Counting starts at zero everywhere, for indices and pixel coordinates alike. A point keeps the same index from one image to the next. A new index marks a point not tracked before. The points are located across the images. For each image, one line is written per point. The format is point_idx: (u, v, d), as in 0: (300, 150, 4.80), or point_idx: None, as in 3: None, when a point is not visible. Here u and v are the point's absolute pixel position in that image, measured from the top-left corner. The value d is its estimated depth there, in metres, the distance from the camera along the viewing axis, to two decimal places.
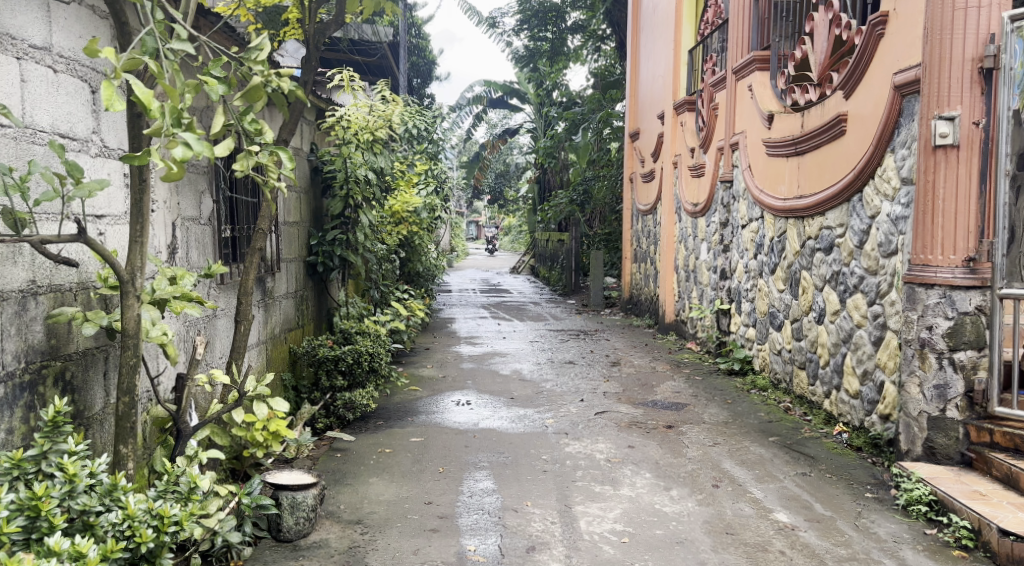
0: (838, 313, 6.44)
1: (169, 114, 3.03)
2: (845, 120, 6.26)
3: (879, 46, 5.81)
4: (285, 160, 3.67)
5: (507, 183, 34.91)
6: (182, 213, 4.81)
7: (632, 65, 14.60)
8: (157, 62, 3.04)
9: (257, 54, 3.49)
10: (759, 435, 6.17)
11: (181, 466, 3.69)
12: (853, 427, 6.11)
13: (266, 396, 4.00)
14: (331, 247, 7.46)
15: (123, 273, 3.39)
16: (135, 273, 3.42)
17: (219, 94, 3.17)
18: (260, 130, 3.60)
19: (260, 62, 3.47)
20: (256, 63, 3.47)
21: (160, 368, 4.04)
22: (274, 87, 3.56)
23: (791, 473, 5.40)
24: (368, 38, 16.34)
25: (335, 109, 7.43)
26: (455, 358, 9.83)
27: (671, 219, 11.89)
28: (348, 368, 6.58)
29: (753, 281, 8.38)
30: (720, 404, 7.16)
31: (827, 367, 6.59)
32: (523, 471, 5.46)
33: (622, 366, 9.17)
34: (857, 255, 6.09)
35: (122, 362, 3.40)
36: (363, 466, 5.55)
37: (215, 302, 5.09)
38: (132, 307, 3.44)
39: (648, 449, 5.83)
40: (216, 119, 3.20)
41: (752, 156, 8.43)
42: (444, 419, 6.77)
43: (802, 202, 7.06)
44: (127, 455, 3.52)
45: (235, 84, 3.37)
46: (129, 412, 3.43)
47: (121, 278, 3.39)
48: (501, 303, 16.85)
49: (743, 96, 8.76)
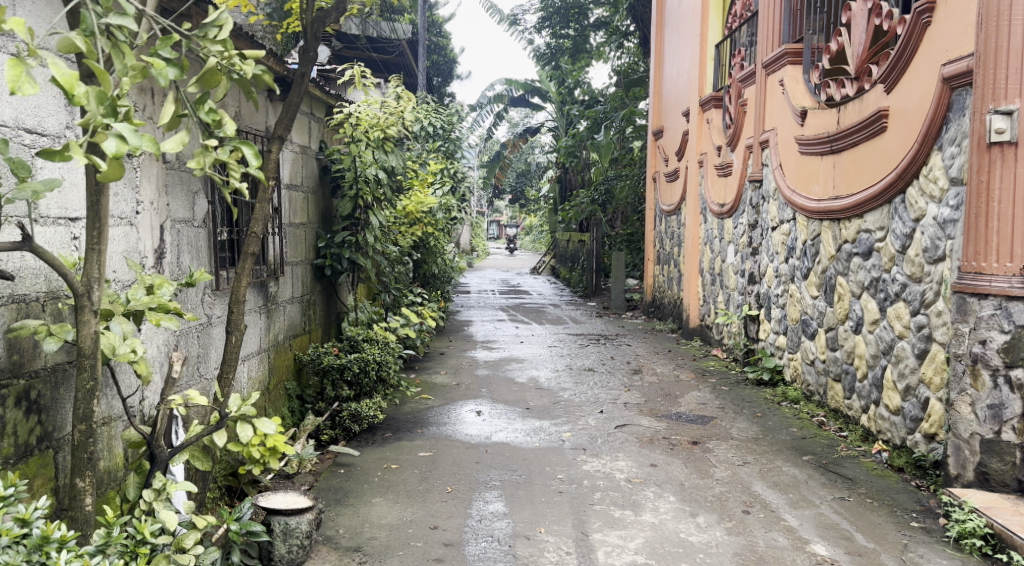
0: (877, 322, 6.03)
1: (98, 100, 2.67)
2: (886, 115, 5.86)
3: (925, 36, 5.39)
4: (249, 156, 3.20)
5: (528, 183, 34.57)
6: (172, 215, 4.42)
7: (656, 61, 14.18)
8: (88, 43, 2.72)
9: (213, 31, 3.14)
10: (793, 454, 5.78)
11: (147, 501, 3.25)
12: (894, 446, 5.70)
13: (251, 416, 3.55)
14: (340, 249, 7.10)
15: (78, 285, 2.97)
16: (93, 286, 3.00)
17: (168, 78, 2.92)
18: (220, 122, 3.23)
19: (218, 41, 3.12)
20: (213, 42, 3.12)
21: (131, 389, 3.75)
22: (237, 72, 3.30)
23: (828, 498, 5.00)
24: (386, 36, 16.06)
25: (345, 105, 7.07)
26: (471, 364, 9.48)
27: (696, 221, 11.46)
28: (355, 378, 6.20)
29: (784, 287, 7.96)
30: (749, 418, 6.76)
31: (865, 380, 6.18)
32: (537, 491, 5.07)
33: (645, 374, 8.79)
34: (899, 261, 5.68)
35: (77, 387, 2.99)
36: (367, 484, 5.20)
37: (210, 310, 4.79)
38: (89, 324, 3.01)
39: (672, 468, 5.44)
40: (165, 107, 2.94)
41: (784, 155, 8.02)
42: (455, 432, 6.40)
43: (838, 203, 6.66)
44: (85, 490, 3.09)
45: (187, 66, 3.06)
46: (85, 442, 3.01)
47: (76, 292, 2.98)
48: (520, 305, 16.49)
49: (774, 91, 8.34)
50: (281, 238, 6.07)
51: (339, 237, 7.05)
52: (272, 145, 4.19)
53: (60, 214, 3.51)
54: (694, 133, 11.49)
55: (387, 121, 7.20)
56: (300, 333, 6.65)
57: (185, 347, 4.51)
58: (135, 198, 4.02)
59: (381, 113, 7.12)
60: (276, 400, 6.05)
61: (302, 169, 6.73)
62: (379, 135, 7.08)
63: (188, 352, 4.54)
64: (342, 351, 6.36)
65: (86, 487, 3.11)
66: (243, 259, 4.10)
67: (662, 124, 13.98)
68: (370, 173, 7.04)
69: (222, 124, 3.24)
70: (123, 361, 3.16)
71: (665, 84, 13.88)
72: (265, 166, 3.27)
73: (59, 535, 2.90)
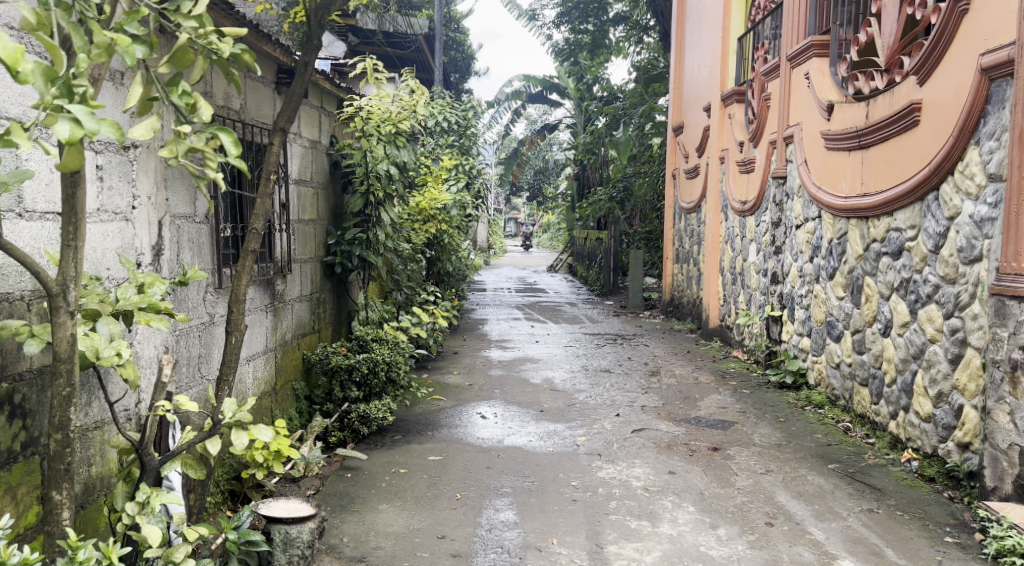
0: (907, 325, 5.78)
1: (53, 84, 2.54)
2: (920, 109, 5.61)
3: (962, 25, 5.15)
4: (227, 143, 2.95)
5: (546, 180, 34.36)
6: (171, 210, 4.21)
7: (677, 56, 13.93)
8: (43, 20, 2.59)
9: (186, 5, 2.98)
10: (818, 462, 5.54)
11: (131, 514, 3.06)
12: (924, 454, 5.46)
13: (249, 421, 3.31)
14: (350, 247, 6.91)
15: (52, 284, 2.79)
16: (68, 284, 2.81)
17: (133, 56, 2.73)
18: (193, 105, 2.97)
19: (191, 16, 2.93)
20: (187, 17, 2.93)
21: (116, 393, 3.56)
22: (213, 50, 3.03)
23: (856, 509, 4.76)
24: (402, 30, 15.90)
25: (356, 99, 6.86)
26: (484, 364, 9.29)
27: (716, 219, 11.21)
28: (363, 379, 5.98)
29: (808, 287, 7.71)
30: (771, 423, 6.53)
31: (894, 385, 5.94)
32: (549, 499, 4.85)
33: (663, 376, 8.57)
34: (931, 261, 5.43)
35: (52, 393, 2.81)
36: (374, 489, 5.00)
37: (212, 309, 4.61)
38: (65, 326, 2.83)
39: (692, 476, 5.22)
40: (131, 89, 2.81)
41: (810, 151, 7.77)
42: (467, 435, 6.19)
43: (867, 201, 6.42)
44: (62, 503, 2.90)
45: (156, 44, 2.87)
46: (61, 451, 2.83)
47: (50, 291, 2.79)
48: (537, 304, 16.28)
49: (799, 85, 8.09)
50: (289, 235, 5.88)
51: (350, 233, 6.86)
52: (274, 137, 4.00)
53: (48, 208, 3.34)
54: (715, 129, 11.24)
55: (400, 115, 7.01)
56: (309, 332, 6.44)
57: (186, 347, 4.32)
58: (132, 192, 3.82)
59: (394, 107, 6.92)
60: (283, 400, 5.83)
61: (312, 163, 6.55)
62: (392, 129, 6.88)
63: (189, 354, 4.35)
64: (351, 351, 6.15)
65: (64, 501, 2.92)
66: (242, 256, 3.91)
67: (682, 120, 13.73)
68: (381, 168, 6.84)
69: (196, 108, 3.00)
70: (107, 364, 2.99)
71: (685, 79, 13.62)
72: (245, 155, 3.01)
73: (18, 557, 2.74)
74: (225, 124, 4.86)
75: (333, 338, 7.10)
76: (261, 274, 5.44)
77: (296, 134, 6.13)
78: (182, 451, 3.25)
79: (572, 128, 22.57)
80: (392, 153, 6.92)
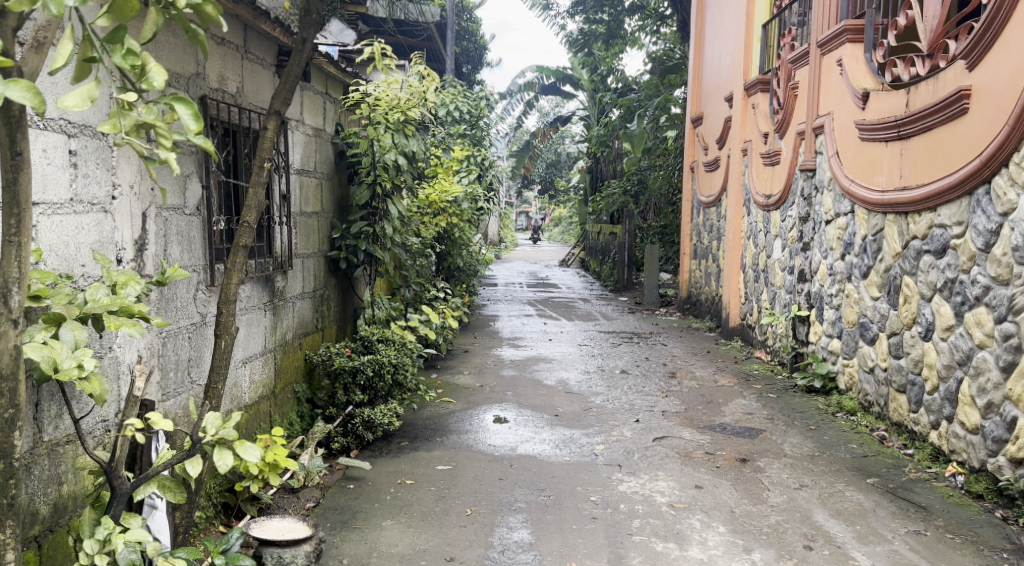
0: (952, 329, 5.39)
1: None
2: (969, 96, 5.24)
3: (1019, 4, 4.76)
4: (184, 116, 2.59)
5: (559, 173, 33.90)
6: (158, 201, 3.83)
7: (696, 45, 13.51)
8: None
9: None
10: (855, 476, 5.16)
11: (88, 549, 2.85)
12: (971, 469, 5.07)
13: (233, 441, 3.12)
14: (356, 241, 6.54)
15: None
16: (12, 289, 2.61)
17: (60, 8, 2.37)
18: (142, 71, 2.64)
19: None
20: None
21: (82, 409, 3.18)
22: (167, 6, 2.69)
23: (901, 531, 4.37)
24: (414, 19, 15.51)
25: (362, 84, 6.49)
26: (496, 363, 8.92)
27: (738, 213, 10.80)
28: (369, 381, 5.60)
29: (841, 285, 7.34)
30: (802, 431, 6.15)
31: (936, 393, 5.55)
32: (567, 517, 4.48)
33: (683, 377, 8.19)
34: (981, 260, 5.04)
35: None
36: (378, 503, 4.64)
37: (204, 309, 4.24)
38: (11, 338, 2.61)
39: (720, 491, 4.84)
40: (62, 47, 2.41)
41: (843, 142, 7.38)
42: (478, 441, 5.82)
43: (907, 195, 6.04)
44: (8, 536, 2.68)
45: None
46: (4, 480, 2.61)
47: None
48: (549, 299, 15.90)
49: (831, 73, 7.69)
50: (291, 229, 5.52)
51: (356, 227, 6.50)
52: (268, 121, 3.63)
53: None
54: (737, 120, 10.83)
55: (408, 102, 6.64)
56: (312, 331, 6.07)
57: (175, 351, 3.97)
58: (111, 180, 3.43)
59: (402, 94, 6.55)
60: (284, 404, 5.46)
61: (316, 153, 6.19)
62: (400, 117, 6.51)
63: (177, 358, 3.99)
64: (356, 351, 5.76)
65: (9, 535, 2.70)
66: (233, 251, 3.55)
67: (702, 111, 13.29)
68: (389, 158, 6.48)
69: (145, 72, 2.65)
70: (66, 378, 2.75)
71: (705, 69, 13.20)
72: (206, 129, 2.62)
73: None
74: (220, 108, 4.50)
75: (338, 338, 6.75)
76: (260, 271, 5.09)
77: (298, 122, 5.77)
78: (156, 473, 3.02)
79: (586, 119, 22.12)
80: (400, 143, 6.56)
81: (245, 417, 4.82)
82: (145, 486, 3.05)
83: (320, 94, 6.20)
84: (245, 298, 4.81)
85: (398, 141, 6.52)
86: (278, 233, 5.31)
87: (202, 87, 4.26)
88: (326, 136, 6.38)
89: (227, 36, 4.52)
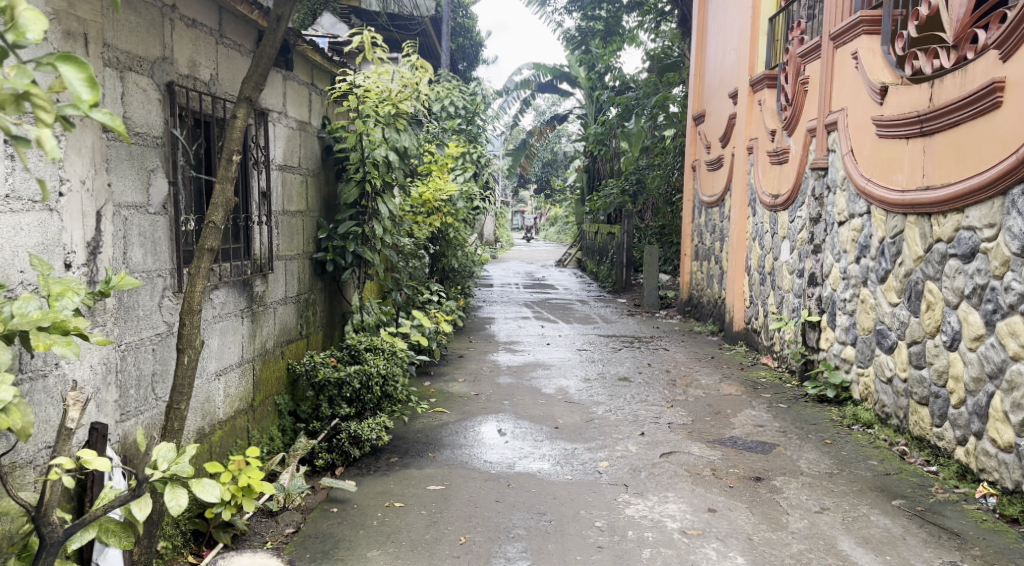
0: (981, 339, 5.03)
1: None
2: (1003, 88, 4.92)
3: None
4: (70, 78, 2.33)
5: (555, 173, 33.47)
6: (116, 198, 3.44)
7: (698, 41, 13.15)
8: None
9: None
10: (879, 497, 4.80)
11: None
12: (1004, 490, 4.70)
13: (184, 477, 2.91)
14: (343, 242, 6.14)
15: None
16: None
17: None
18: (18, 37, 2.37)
19: None
20: None
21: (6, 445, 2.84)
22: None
23: (935, 561, 4.00)
24: (407, 13, 15.12)
25: (351, 74, 6.09)
26: (491, 369, 8.54)
27: (743, 214, 10.43)
28: (355, 394, 5.20)
29: (855, 290, 7.00)
30: (817, 446, 5.79)
31: (963, 408, 5.19)
32: (570, 545, 4.11)
33: (688, 385, 7.81)
34: (1017, 265, 4.68)
35: None
36: (363, 530, 4.25)
37: (171, 318, 3.86)
38: None
39: (735, 515, 4.47)
40: None
41: (859, 140, 7.02)
42: (473, 457, 5.43)
43: (930, 195, 5.68)
44: None
45: None
46: None
47: None
48: (546, 301, 15.51)
49: (845, 67, 7.32)
50: (272, 230, 5.12)
51: (345, 227, 6.10)
52: (237, 108, 3.22)
53: None
54: (742, 117, 10.46)
55: (399, 94, 6.24)
56: (295, 338, 5.67)
57: (135, 366, 3.58)
58: (58, 175, 3.05)
59: (393, 85, 6.16)
60: (263, 418, 5.07)
61: (301, 147, 5.79)
62: (391, 110, 6.12)
63: (139, 373, 3.61)
64: (342, 361, 5.35)
65: None
66: (196, 255, 3.15)
67: (704, 109, 12.93)
68: (379, 153, 6.09)
69: (20, 38, 2.38)
70: None
71: (708, 66, 12.84)
72: (99, 94, 2.33)
73: None
74: (192, 97, 4.11)
75: (324, 345, 6.35)
76: (239, 274, 4.70)
77: (281, 114, 5.38)
78: (95, 517, 2.80)
79: (583, 118, 21.73)
80: (392, 138, 6.15)
81: (218, 435, 4.43)
82: (82, 533, 2.84)
83: (306, 84, 5.81)
84: (219, 304, 4.41)
85: (387, 135, 6.11)
86: (258, 233, 4.92)
87: (170, 72, 3.86)
88: (313, 130, 5.98)
89: (198, 17, 4.13)
